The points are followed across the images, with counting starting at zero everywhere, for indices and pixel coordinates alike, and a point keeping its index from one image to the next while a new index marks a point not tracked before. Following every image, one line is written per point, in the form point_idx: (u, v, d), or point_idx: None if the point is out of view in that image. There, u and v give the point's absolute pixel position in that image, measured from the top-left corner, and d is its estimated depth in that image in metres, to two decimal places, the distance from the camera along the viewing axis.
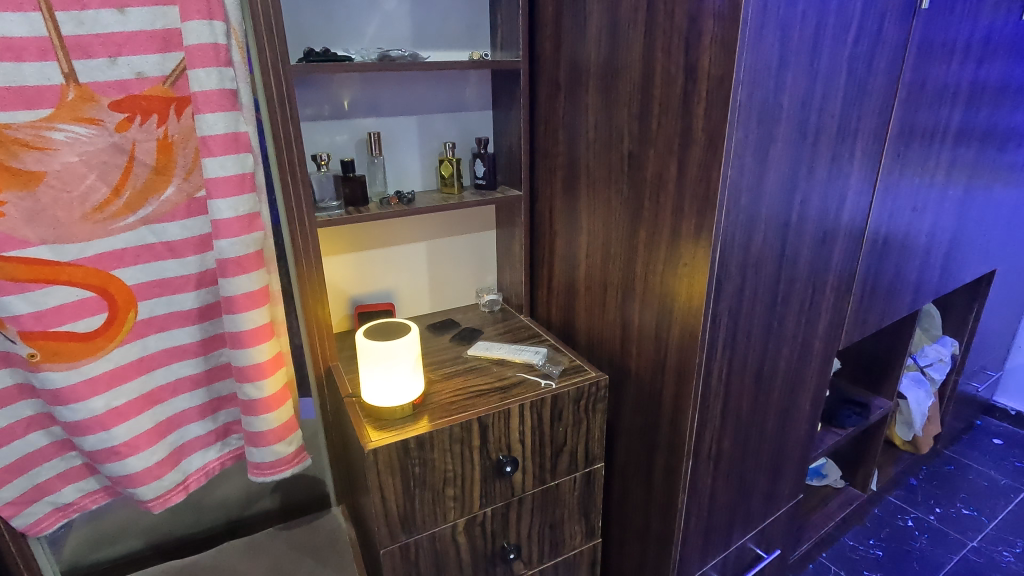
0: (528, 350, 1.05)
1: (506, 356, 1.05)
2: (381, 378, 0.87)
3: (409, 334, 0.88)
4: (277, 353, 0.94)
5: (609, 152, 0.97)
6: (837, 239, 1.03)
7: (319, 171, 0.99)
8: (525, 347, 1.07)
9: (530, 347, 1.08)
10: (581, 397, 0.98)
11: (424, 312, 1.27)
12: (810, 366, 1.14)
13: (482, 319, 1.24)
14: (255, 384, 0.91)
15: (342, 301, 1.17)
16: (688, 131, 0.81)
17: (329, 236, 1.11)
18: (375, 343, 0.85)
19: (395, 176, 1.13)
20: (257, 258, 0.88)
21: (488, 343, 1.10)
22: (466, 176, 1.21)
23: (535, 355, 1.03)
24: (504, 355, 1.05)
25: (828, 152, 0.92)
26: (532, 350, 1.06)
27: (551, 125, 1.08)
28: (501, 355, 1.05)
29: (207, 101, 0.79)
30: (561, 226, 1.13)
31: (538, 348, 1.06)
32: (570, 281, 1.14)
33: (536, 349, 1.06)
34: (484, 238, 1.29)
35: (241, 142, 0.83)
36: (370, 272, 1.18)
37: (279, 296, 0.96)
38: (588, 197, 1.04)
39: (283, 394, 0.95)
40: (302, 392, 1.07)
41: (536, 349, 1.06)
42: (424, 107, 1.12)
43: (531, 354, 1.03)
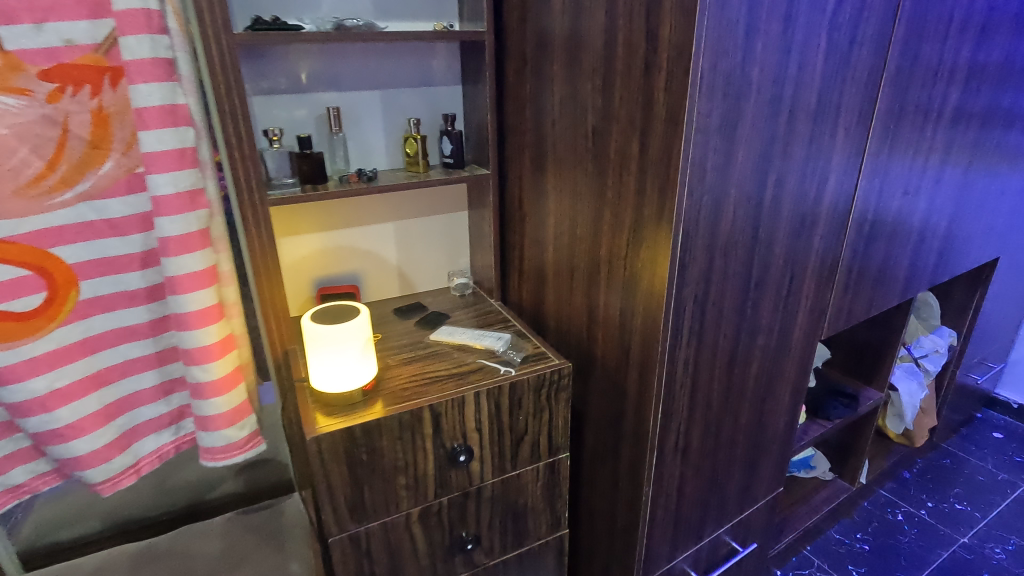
0: (491, 335, 1.02)
1: (468, 342, 1.01)
2: (331, 363, 0.83)
3: (358, 316, 0.86)
4: (227, 335, 0.92)
5: (574, 129, 0.92)
6: (817, 224, 0.98)
7: (272, 147, 0.96)
8: (489, 332, 1.03)
9: (495, 332, 1.04)
10: (542, 385, 0.94)
11: (392, 296, 1.24)
12: (789, 356, 1.09)
13: (452, 303, 1.20)
14: (203, 367, 0.89)
15: (305, 283, 1.14)
16: (650, 104, 0.76)
17: (290, 216, 1.08)
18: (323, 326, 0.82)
19: (359, 153, 1.09)
20: (201, 237, 0.85)
21: (452, 327, 1.07)
22: (435, 154, 1.16)
23: (496, 340, 0.99)
24: (466, 341, 1.01)
25: (806, 130, 0.87)
26: (495, 335, 1.02)
27: (519, 100, 1.03)
28: (463, 341, 1.01)
29: (140, 70, 0.75)
30: (530, 206, 1.09)
31: (501, 334, 1.03)
32: (540, 265, 1.10)
33: (500, 334, 1.02)
34: (456, 219, 1.24)
35: (179, 115, 0.80)
36: (334, 254, 1.15)
37: (229, 278, 0.92)
38: (555, 177, 0.99)
39: (234, 378, 0.92)
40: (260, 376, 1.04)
41: (499, 335, 1.02)
42: (389, 81, 1.07)
43: (493, 340, 1.00)
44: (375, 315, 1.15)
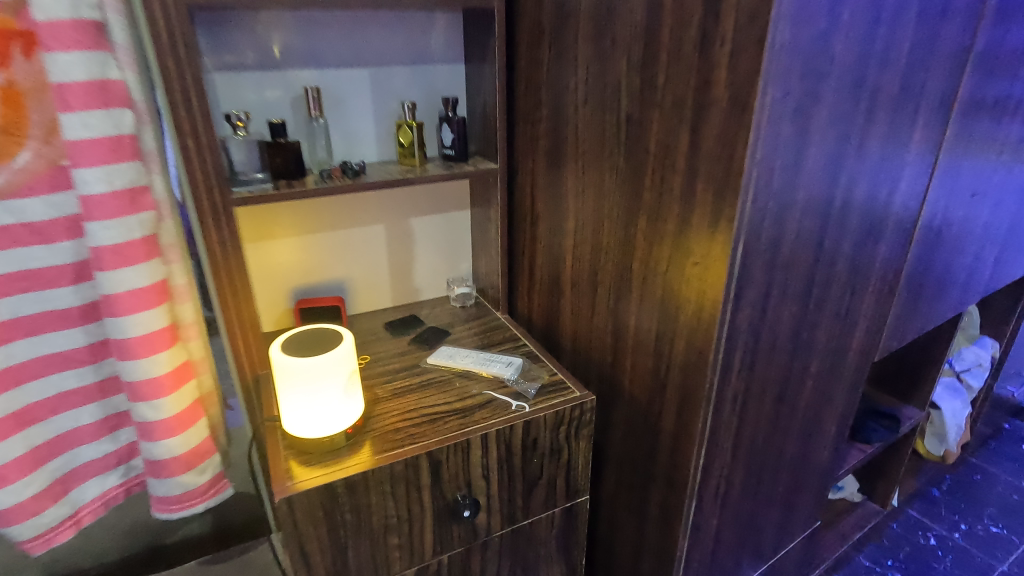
0: (500, 360, 0.87)
1: (472, 368, 0.86)
2: (307, 405, 0.68)
3: (341, 347, 0.69)
4: (181, 363, 0.76)
5: (602, 116, 0.76)
6: (884, 232, 0.83)
7: (237, 135, 0.79)
8: (496, 355, 0.88)
9: (502, 355, 0.89)
10: (561, 422, 0.79)
11: (383, 307, 1.08)
12: (840, 382, 0.95)
13: (452, 316, 1.05)
14: (151, 404, 0.73)
15: (281, 294, 0.98)
16: (706, 86, 0.61)
17: (262, 216, 0.92)
18: (296, 362, 0.66)
19: (344, 142, 0.93)
20: (145, 246, 0.69)
21: (452, 347, 0.92)
22: (433, 145, 1.00)
23: (506, 368, 0.84)
24: (470, 367, 0.86)
25: (885, 120, 0.71)
26: (504, 360, 0.87)
27: (533, 82, 0.87)
28: (466, 366, 0.86)
29: (57, 35, 0.58)
30: (544, 206, 0.93)
31: (511, 358, 0.88)
32: (555, 275, 0.95)
33: (509, 358, 0.87)
34: (456, 220, 1.09)
35: (112, 94, 0.63)
36: (315, 260, 0.99)
37: (185, 293, 0.76)
38: (576, 173, 0.83)
39: (191, 414, 0.77)
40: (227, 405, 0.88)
41: (508, 359, 0.87)
42: (379, 57, 0.91)
43: (502, 367, 0.85)
44: (363, 331, 1.00)
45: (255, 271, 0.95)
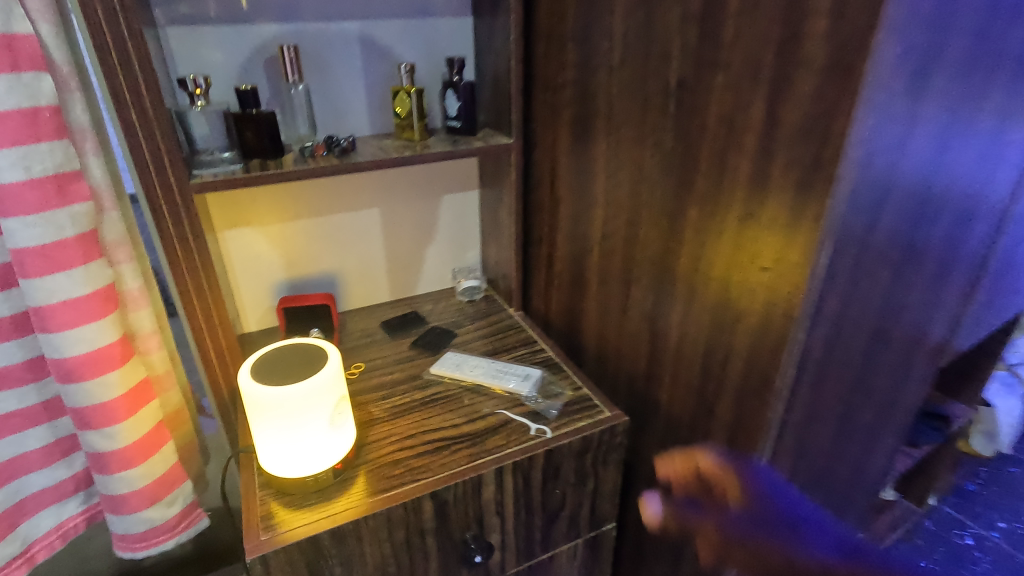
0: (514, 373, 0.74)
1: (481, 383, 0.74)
2: (280, 441, 0.56)
3: (320, 372, 0.56)
4: (139, 382, 0.64)
5: (645, 82, 0.61)
6: (978, 221, 0.69)
7: (196, 106, 0.64)
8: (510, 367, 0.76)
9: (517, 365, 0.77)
10: (588, 448, 0.68)
11: (380, 302, 0.95)
12: (907, 392, 0.83)
13: (459, 313, 0.93)
14: (103, 433, 0.61)
15: (262, 289, 0.86)
16: (794, 42, 0.46)
17: (237, 202, 0.79)
18: (263, 389, 0.54)
19: (330, 113, 0.78)
20: (82, 245, 0.56)
21: (459, 354, 0.79)
22: (435, 115, 0.86)
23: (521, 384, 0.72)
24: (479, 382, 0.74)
25: (1005, 84, 0.57)
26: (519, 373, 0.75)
27: (557, 39, 0.72)
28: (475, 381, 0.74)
29: None
30: (567, 189, 0.79)
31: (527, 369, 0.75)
32: (579, 270, 0.81)
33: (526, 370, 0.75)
34: (463, 202, 0.95)
35: (22, 53, 0.49)
36: (301, 250, 0.86)
37: (140, 299, 0.64)
38: (608, 151, 0.69)
39: (153, 440, 0.65)
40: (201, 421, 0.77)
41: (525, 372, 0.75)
42: (370, 9, 0.75)
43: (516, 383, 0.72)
44: (357, 332, 0.87)
45: (230, 264, 0.82)
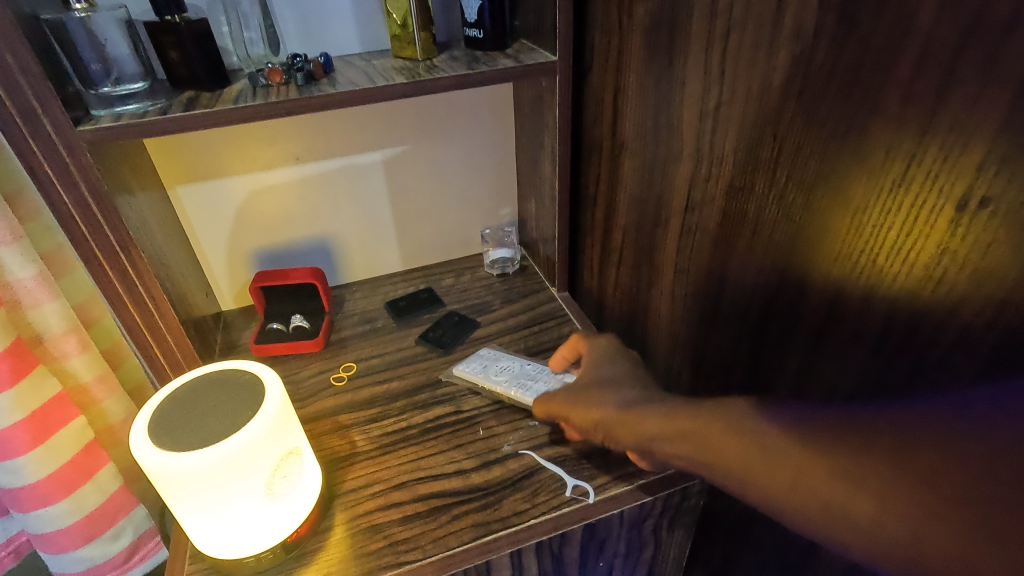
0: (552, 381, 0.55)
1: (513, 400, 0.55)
2: (182, 518, 0.40)
3: (222, 445, 0.37)
4: (48, 402, 0.48)
5: None
6: None
7: (76, 11, 0.43)
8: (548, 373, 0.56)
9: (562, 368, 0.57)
10: (644, 518, 0.48)
11: (389, 272, 0.76)
12: None
13: (485, 292, 0.72)
14: (3, 466, 0.47)
15: (236, 258, 0.68)
16: None
17: (187, 148, 0.60)
18: (140, 457, 0.37)
19: (301, 22, 0.56)
20: None
21: (492, 352, 0.61)
22: (450, 21, 0.61)
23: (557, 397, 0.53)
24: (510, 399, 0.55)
25: None
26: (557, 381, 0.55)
27: None
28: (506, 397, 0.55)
29: None
30: (636, 130, 0.54)
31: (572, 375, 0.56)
32: (647, 249, 0.57)
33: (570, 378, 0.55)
34: (494, 145, 0.71)
35: None
36: (282, 210, 0.67)
37: (40, 290, 0.47)
38: (706, 73, 0.43)
39: (78, 470, 0.51)
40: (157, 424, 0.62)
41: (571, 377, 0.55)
42: None
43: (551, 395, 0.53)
44: (354, 316, 0.69)
45: (191, 229, 0.64)
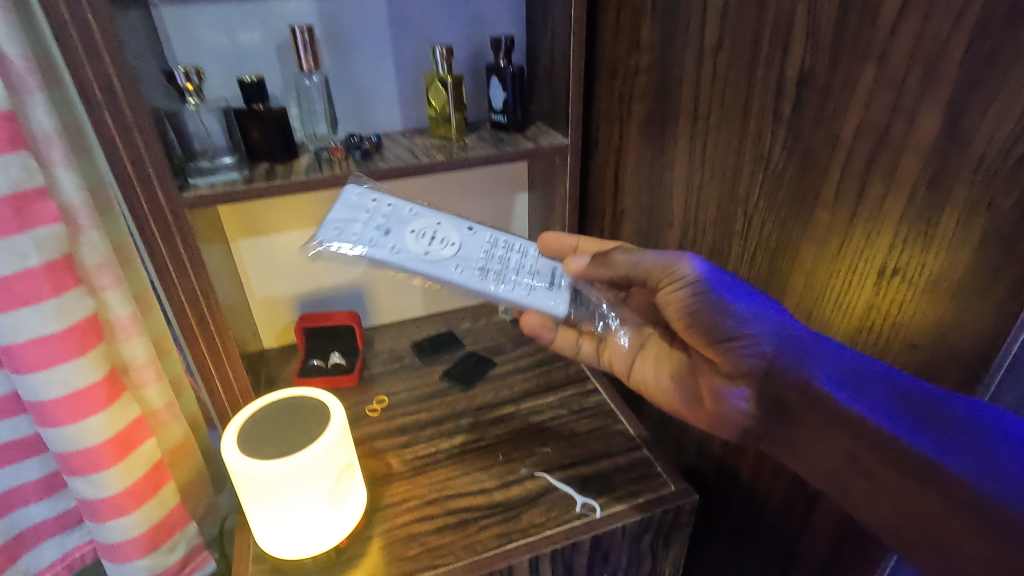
0: (522, 274, 0.57)
1: (659, 266, 0.52)
2: (251, 517, 0.48)
3: (291, 459, 0.45)
4: (130, 423, 0.56)
5: (751, 72, 0.45)
6: None
7: (187, 104, 0.54)
8: (503, 252, 0.58)
9: (515, 244, 0.60)
10: (642, 532, 0.55)
11: (413, 315, 0.85)
12: None
13: (500, 335, 0.81)
14: (89, 479, 0.54)
15: (281, 302, 0.77)
16: (1015, 21, 0.29)
17: (250, 208, 0.69)
18: (227, 460, 0.45)
19: (354, 106, 0.67)
20: (49, 276, 0.47)
21: (381, 205, 0.56)
22: (477, 106, 0.72)
23: (552, 304, 0.56)
24: (658, 262, 0.52)
25: None
26: (532, 272, 0.58)
27: (631, 11, 0.57)
28: (652, 261, 0.53)
29: None
30: (635, 199, 0.64)
31: (540, 264, 0.59)
32: None
33: (536, 265, 0.59)
34: (509, 207, 0.81)
35: None
36: (325, 260, 0.76)
37: (132, 328, 0.56)
38: (692, 160, 0.54)
39: (148, 484, 0.58)
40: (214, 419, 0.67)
41: (548, 270, 0.59)
42: None
43: (543, 302, 0.56)
44: (384, 354, 0.77)
45: (246, 275, 0.73)
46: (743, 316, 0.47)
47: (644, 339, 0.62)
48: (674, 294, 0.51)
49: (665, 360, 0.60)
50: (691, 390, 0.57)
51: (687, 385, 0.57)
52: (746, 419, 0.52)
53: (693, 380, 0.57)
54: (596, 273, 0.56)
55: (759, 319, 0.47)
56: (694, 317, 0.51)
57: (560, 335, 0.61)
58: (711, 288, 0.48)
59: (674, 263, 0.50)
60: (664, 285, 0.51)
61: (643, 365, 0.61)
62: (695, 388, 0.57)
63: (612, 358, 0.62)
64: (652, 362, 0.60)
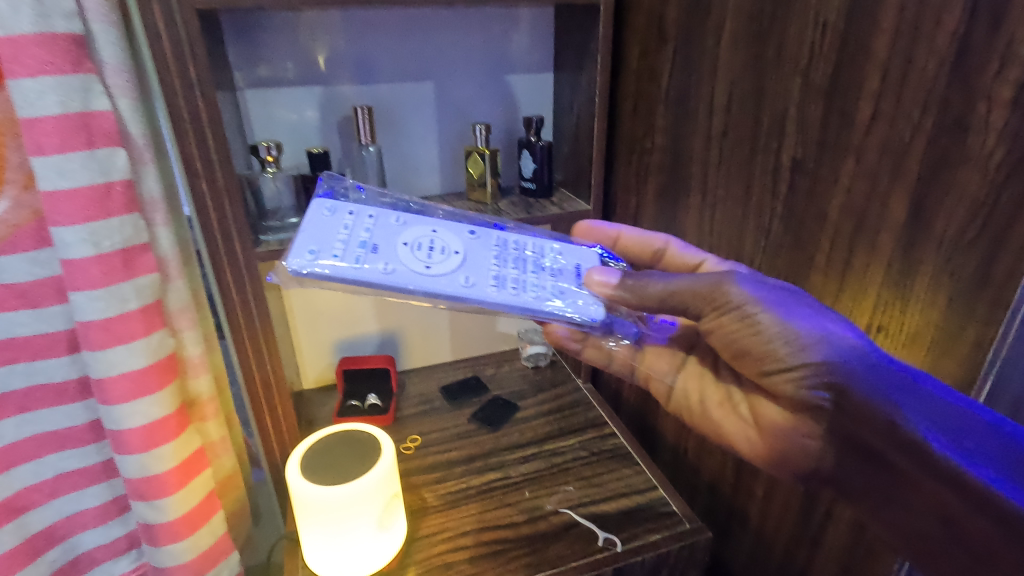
0: (543, 277, 0.54)
1: (699, 288, 0.48)
2: (305, 536, 0.53)
3: (343, 486, 0.51)
4: (192, 452, 0.62)
5: (752, 157, 0.53)
6: None
7: (266, 173, 0.63)
8: (518, 256, 0.56)
9: (529, 243, 0.58)
10: (658, 567, 0.60)
11: (441, 361, 0.91)
12: None
13: (522, 382, 0.87)
14: (152, 504, 0.59)
15: (322, 346, 0.84)
16: (958, 132, 0.37)
17: None
18: (291, 481, 0.52)
19: (401, 173, 0.76)
20: (143, 319, 0.54)
21: (359, 218, 0.53)
22: (507, 174, 0.81)
23: (589, 312, 0.52)
24: (697, 285, 0.48)
25: None
26: (553, 274, 0.55)
27: (647, 100, 0.66)
28: (688, 285, 0.48)
29: (19, 53, 0.44)
30: None
31: (561, 262, 0.56)
32: None
33: (557, 263, 0.56)
34: None
35: (99, 131, 0.48)
36: (364, 308, 0.83)
37: (201, 365, 0.62)
38: (702, 228, 0.62)
39: (202, 511, 0.63)
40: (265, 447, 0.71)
41: (570, 268, 0.56)
42: (447, 66, 0.73)
43: (578, 307, 0.52)
44: (415, 397, 0.83)
45: (294, 321, 0.80)
46: (809, 339, 0.44)
47: (684, 359, 0.60)
48: (730, 320, 0.47)
49: (708, 382, 0.58)
50: (739, 420, 0.54)
51: (735, 415, 0.54)
52: (814, 459, 0.47)
53: (739, 411, 0.54)
54: (616, 296, 0.51)
55: (832, 342, 0.43)
56: (755, 339, 0.47)
57: (588, 346, 0.60)
58: (767, 305, 0.45)
59: (723, 283, 0.47)
60: (711, 311, 0.48)
61: (686, 388, 0.59)
62: (743, 418, 0.53)
63: (650, 376, 0.61)
64: (696, 383, 0.58)
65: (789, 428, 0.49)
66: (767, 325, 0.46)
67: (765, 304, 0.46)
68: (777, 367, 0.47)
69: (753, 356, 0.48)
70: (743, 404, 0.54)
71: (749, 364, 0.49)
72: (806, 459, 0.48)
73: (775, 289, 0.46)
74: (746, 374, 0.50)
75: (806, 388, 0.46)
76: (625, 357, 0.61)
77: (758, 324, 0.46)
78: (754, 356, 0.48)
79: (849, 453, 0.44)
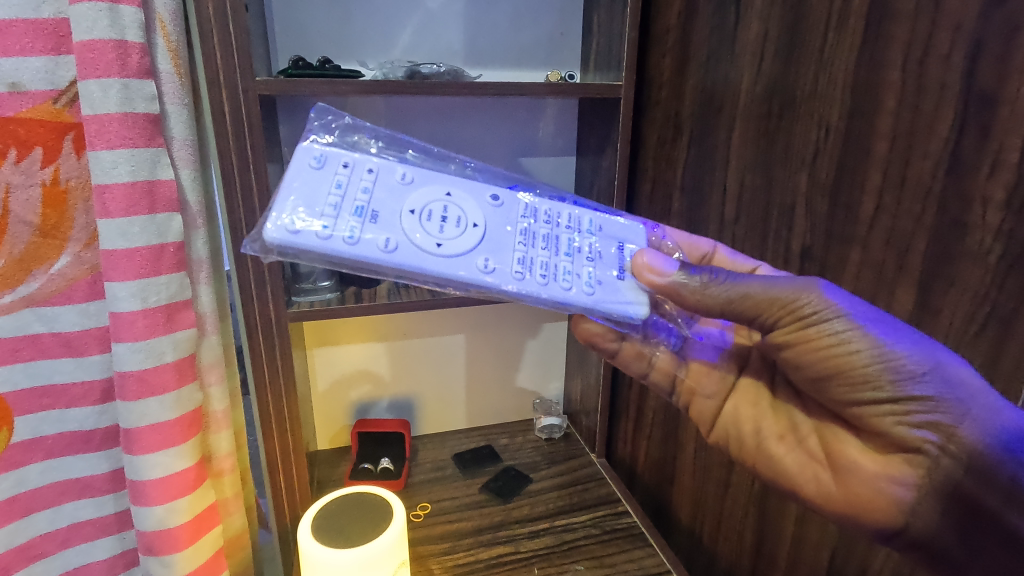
0: (579, 262, 0.47)
1: (779, 295, 0.42)
2: None
3: (350, 549, 0.51)
4: (206, 508, 0.62)
5: (764, 242, 0.56)
6: None
7: None
8: (549, 232, 0.49)
9: (564, 215, 0.50)
10: None
11: (455, 428, 0.91)
12: None
13: (535, 453, 0.86)
14: (161, 560, 0.60)
15: (340, 408, 0.85)
16: (956, 229, 0.39)
17: (325, 322, 0.80)
18: (302, 543, 0.52)
19: None
20: (176, 372, 0.57)
21: (356, 172, 0.46)
22: None
23: (628, 309, 0.46)
24: (777, 291, 0.42)
25: None
26: (591, 259, 0.48)
27: (664, 184, 0.70)
28: (765, 291, 0.42)
29: (103, 129, 0.50)
30: None
31: (599, 242, 0.49)
32: (674, 428, 0.70)
33: (596, 246, 0.49)
34: (550, 333, 0.90)
35: (161, 198, 0.53)
36: (383, 373, 0.85)
37: (223, 421, 0.64)
38: None
39: (208, 570, 0.63)
40: (281, 511, 0.71)
41: (611, 252, 0.49)
42: (476, 147, 0.78)
43: (615, 302, 0.46)
44: (427, 464, 0.83)
45: (314, 381, 0.83)
46: (919, 370, 0.38)
47: (735, 382, 0.54)
48: (820, 336, 0.41)
49: (765, 411, 0.51)
50: (806, 456, 0.47)
51: (800, 449, 0.48)
52: (907, 513, 0.40)
53: (807, 446, 0.47)
54: (667, 287, 0.45)
55: (949, 375, 0.37)
56: (845, 360, 0.41)
57: (627, 347, 0.54)
58: (866, 327, 0.40)
59: (808, 292, 0.41)
60: (790, 323, 0.42)
61: (738, 413, 0.52)
62: (810, 454, 0.47)
63: (694, 392, 0.55)
64: (749, 410, 0.52)
65: (877, 470, 0.42)
66: (867, 349, 0.40)
67: (863, 325, 0.40)
68: (875, 395, 0.41)
69: (844, 381, 0.42)
70: (812, 437, 0.47)
71: (838, 389, 0.43)
72: (896, 515, 0.41)
73: (868, 308, 0.41)
74: (831, 401, 0.44)
75: (911, 424, 0.40)
76: (667, 367, 0.55)
77: (856, 346, 0.40)
78: (844, 381, 0.42)
79: (907, 533, 0.40)
